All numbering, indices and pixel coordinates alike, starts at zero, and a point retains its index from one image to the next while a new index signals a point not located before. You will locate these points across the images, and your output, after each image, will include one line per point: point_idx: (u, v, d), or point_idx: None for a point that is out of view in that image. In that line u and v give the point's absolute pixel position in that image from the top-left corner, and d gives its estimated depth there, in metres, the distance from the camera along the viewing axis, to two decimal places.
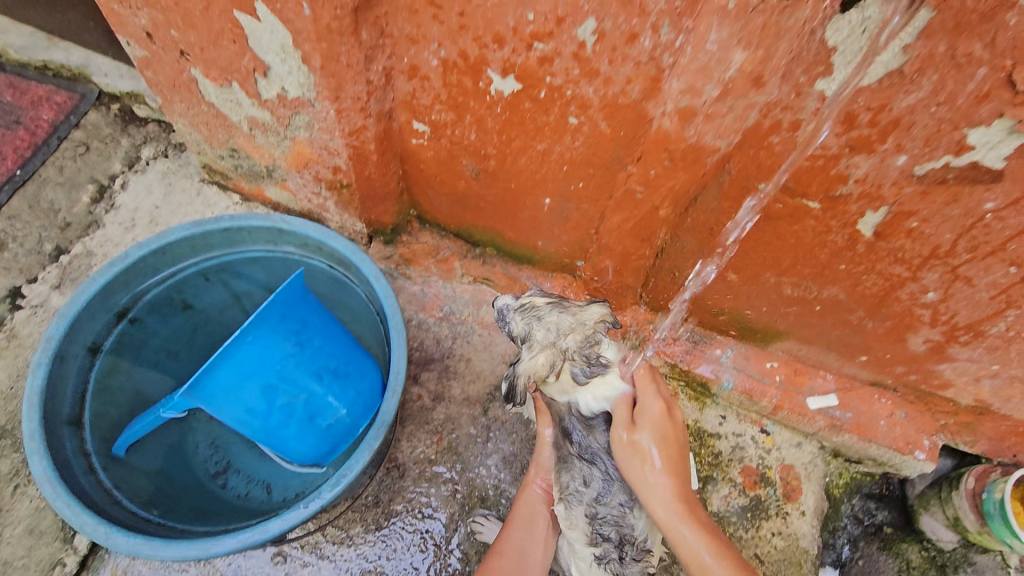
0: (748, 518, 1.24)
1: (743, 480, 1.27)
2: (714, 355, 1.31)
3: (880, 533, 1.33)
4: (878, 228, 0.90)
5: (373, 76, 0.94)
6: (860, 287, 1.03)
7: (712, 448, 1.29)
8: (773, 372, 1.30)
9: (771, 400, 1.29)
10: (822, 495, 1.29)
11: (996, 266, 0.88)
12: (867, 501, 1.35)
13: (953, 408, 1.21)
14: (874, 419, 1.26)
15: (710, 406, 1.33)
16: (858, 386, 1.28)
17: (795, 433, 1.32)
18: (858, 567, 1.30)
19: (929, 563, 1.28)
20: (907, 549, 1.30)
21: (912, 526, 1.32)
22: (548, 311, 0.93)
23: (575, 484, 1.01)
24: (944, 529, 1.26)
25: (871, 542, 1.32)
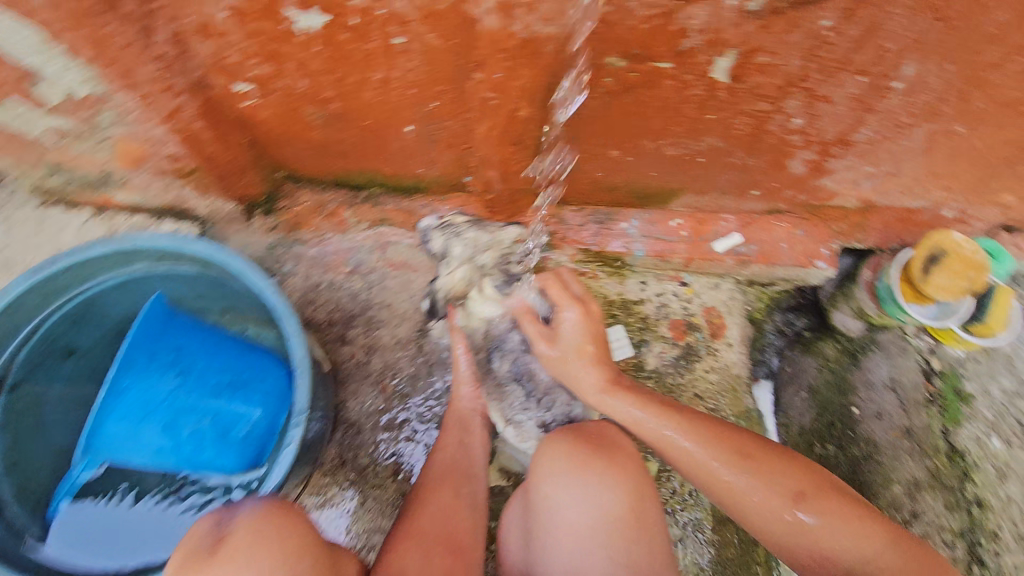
0: (682, 364, 1.36)
1: (672, 333, 1.37)
2: (621, 230, 1.32)
3: (801, 337, 1.47)
4: (732, 72, 0.89)
5: (161, 48, 0.83)
6: (733, 131, 1.04)
7: (639, 314, 1.38)
8: (679, 229, 1.33)
9: (682, 256, 1.33)
10: (744, 323, 1.41)
11: (846, 79, 0.90)
12: (787, 313, 1.48)
13: (842, 213, 1.28)
14: (776, 245, 1.32)
15: (630, 276, 1.39)
16: (757, 218, 1.34)
17: (711, 277, 1.40)
18: (786, 372, 1.45)
19: (841, 352, 1.43)
20: (823, 346, 1.43)
21: (826, 324, 1.45)
22: (464, 229, 1.24)
23: (516, 407, 1.20)
24: (852, 320, 1.38)
25: (795, 348, 1.47)
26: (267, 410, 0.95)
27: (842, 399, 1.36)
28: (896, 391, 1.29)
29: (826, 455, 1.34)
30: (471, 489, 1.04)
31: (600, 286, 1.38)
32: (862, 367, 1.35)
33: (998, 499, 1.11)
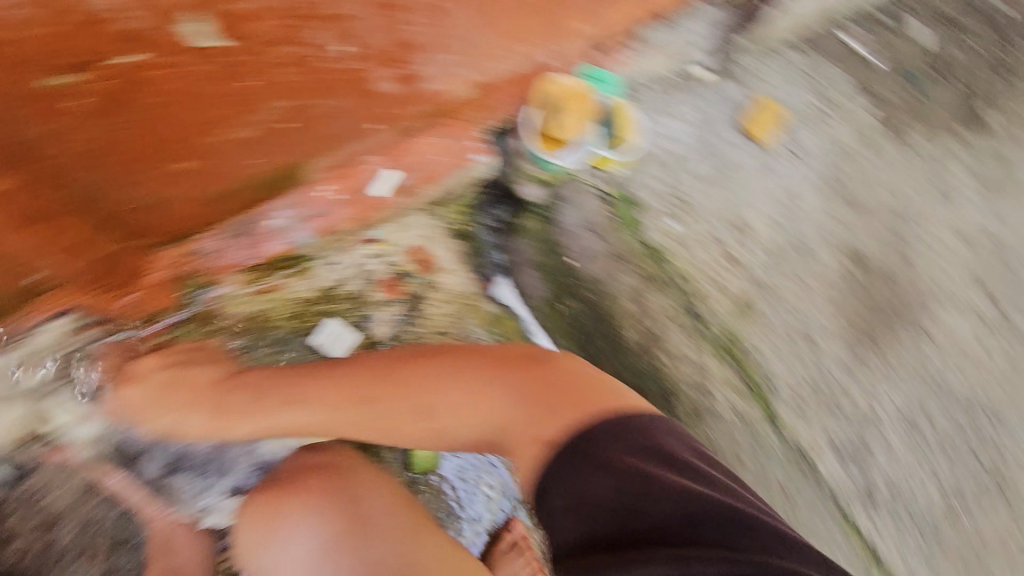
0: (411, 314, 1.31)
1: (385, 292, 1.29)
2: (268, 229, 1.16)
3: (507, 226, 1.41)
4: (214, 31, 1.05)
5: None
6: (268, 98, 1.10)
7: (344, 294, 1.26)
8: (326, 196, 1.18)
9: (345, 219, 1.22)
10: (456, 243, 1.38)
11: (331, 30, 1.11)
12: (490, 210, 1.39)
13: (463, 104, 1.26)
14: (429, 160, 1.27)
15: (314, 266, 1.23)
16: (395, 143, 1.22)
17: (395, 220, 1.29)
18: (511, 265, 1.41)
19: (541, 220, 1.42)
20: (527, 223, 1.41)
21: (520, 202, 1.40)
22: None
23: (192, 495, 1.23)
24: (536, 188, 1.40)
25: (509, 237, 1.41)
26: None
27: (556, 260, 1.42)
28: (591, 228, 1.42)
29: (573, 312, 1.42)
30: None
31: (286, 292, 1.22)
32: (558, 224, 1.42)
33: (692, 271, 1.44)
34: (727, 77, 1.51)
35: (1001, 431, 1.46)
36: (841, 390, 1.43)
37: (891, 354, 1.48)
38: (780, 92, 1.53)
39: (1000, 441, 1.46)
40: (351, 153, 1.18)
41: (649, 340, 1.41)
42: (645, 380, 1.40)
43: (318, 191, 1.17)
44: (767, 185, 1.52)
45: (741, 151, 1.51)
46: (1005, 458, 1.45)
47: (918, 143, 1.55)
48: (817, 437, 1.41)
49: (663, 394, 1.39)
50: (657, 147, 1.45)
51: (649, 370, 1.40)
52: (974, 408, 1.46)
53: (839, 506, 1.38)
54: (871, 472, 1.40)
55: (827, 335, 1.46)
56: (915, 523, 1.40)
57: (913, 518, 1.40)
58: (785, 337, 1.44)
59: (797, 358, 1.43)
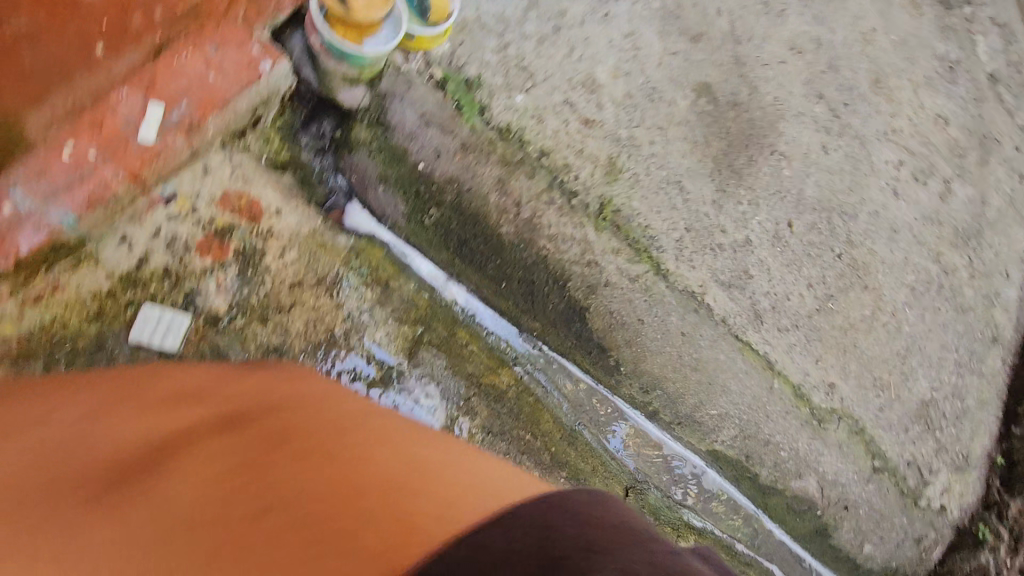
0: (251, 274, 1.06)
1: (209, 258, 1.03)
2: (16, 217, 0.89)
3: (337, 141, 1.22)
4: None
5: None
6: None
7: (155, 273, 0.98)
8: (85, 152, 0.92)
9: (120, 181, 0.94)
10: (281, 177, 1.14)
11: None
12: (308, 128, 1.19)
13: (224, 1, 1.01)
14: (204, 80, 0.99)
15: (100, 250, 0.96)
16: (148, 69, 0.95)
17: (189, 167, 1.03)
18: (356, 183, 1.24)
19: (373, 127, 1.23)
20: (358, 134, 1.23)
21: (344, 110, 1.21)
22: None
23: None
24: (354, 89, 1.18)
25: (343, 153, 1.22)
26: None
27: (405, 168, 1.26)
28: (431, 123, 1.25)
29: (440, 221, 1.28)
30: None
31: (72, 291, 0.93)
32: (393, 126, 1.24)
33: (550, 143, 1.34)
34: None
35: (850, 221, 1.59)
36: (715, 225, 1.46)
37: (749, 177, 1.52)
38: None
39: (850, 230, 1.59)
40: (97, 92, 0.94)
41: (527, 231, 1.31)
42: (531, 272, 1.32)
43: (70, 149, 0.92)
44: (603, 32, 1.44)
45: None
46: (858, 244, 1.59)
47: None
48: (703, 276, 1.43)
49: (552, 280, 1.33)
50: (475, 12, 1.33)
51: (533, 259, 1.32)
52: (825, 206, 1.58)
53: (735, 336, 1.44)
54: (753, 293, 1.47)
55: (692, 176, 1.46)
56: (799, 328, 1.50)
57: (797, 324, 1.50)
58: (656, 187, 1.42)
59: (671, 207, 1.42)
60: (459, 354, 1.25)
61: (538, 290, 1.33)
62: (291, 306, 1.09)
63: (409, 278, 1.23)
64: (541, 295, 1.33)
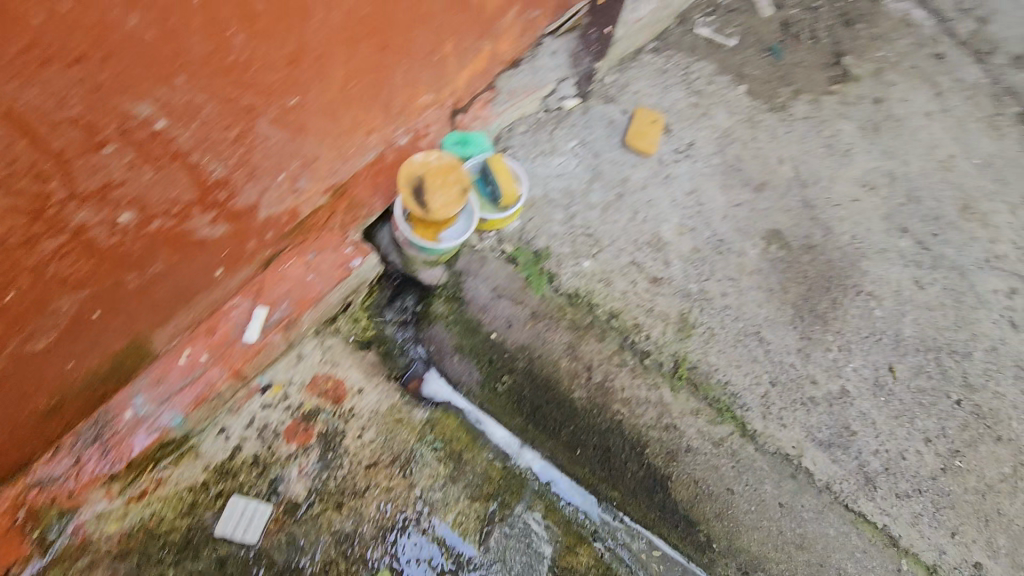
0: (330, 457, 1.12)
1: (297, 441, 1.12)
2: (134, 418, 1.03)
3: (420, 314, 1.31)
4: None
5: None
6: (75, 276, 0.79)
7: (246, 460, 1.09)
8: (194, 360, 1.07)
9: (222, 380, 1.07)
10: (363, 356, 1.23)
11: (97, 160, 0.71)
12: (393, 304, 1.31)
13: (329, 211, 1.17)
14: (304, 283, 1.15)
15: (201, 441, 1.08)
16: (259, 279, 1.12)
17: (283, 358, 1.18)
18: (436, 353, 1.29)
19: (452, 301, 1.33)
20: (437, 307, 1.32)
21: (426, 287, 1.32)
22: None
23: None
24: (432, 271, 1.32)
25: (422, 325, 1.30)
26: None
27: (477, 337, 1.31)
28: (502, 294, 1.34)
29: (512, 387, 1.29)
30: None
31: (173, 484, 1.04)
32: (468, 300, 1.33)
33: (619, 305, 1.37)
34: (591, 101, 1.59)
35: (964, 361, 1.43)
36: (803, 377, 1.37)
37: (836, 321, 1.44)
38: (647, 101, 1.62)
39: (966, 371, 1.43)
40: (212, 305, 1.07)
41: (600, 395, 1.30)
42: (607, 437, 1.28)
43: (185, 356, 1.07)
44: (666, 193, 1.52)
45: (632, 167, 1.53)
46: (980, 387, 1.41)
47: (788, 105, 1.66)
48: (798, 435, 1.33)
49: (629, 446, 1.28)
50: (543, 189, 1.47)
51: (606, 423, 1.28)
52: (929, 347, 1.44)
53: (844, 506, 1.29)
54: (859, 453, 1.33)
55: (771, 326, 1.41)
56: (924, 494, 1.32)
57: (920, 489, 1.32)
58: (733, 340, 1.38)
59: (752, 360, 1.36)
60: (532, 535, 1.16)
61: (614, 458, 1.27)
62: (367, 488, 1.11)
63: (484, 448, 1.22)
64: (616, 463, 1.27)
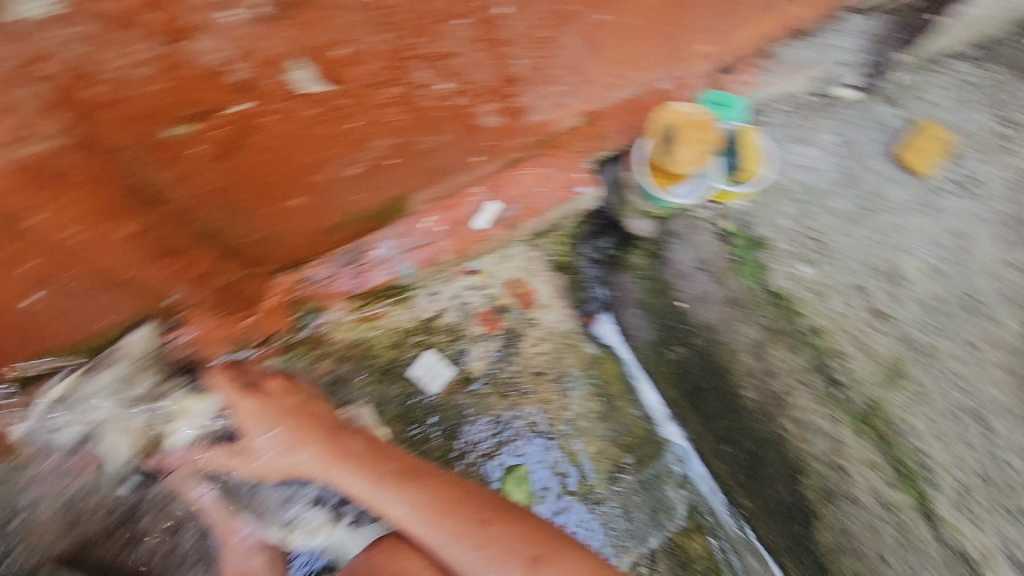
0: (509, 352, 1.26)
1: (483, 326, 1.26)
2: (377, 257, 1.12)
3: (614, 258, 1.38)
4: (325, 77, 0.88)
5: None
6: (389, 122, 0.95)
7: (442, 326, 1.24)
8: (432, 227, 1.16)
9: (448, 250, 1.18)
10: (554, 276, 1.34)
11: (448, 29, 0.94)
12: (595, 240, 1.36)
13: (577, 133, 1.18)
14: (534, 194, 1.22)
15: (415, 296, 1.22)
16: (501, 177, 1.16)
17: (496, 251, 1.27)
18: (616, 298, 1.38)
19: (650, 257, 1.34)
20: (633, 259, 1.35)
21: (630, 235, 1.36)
22: (85, 390, 0.95)
23: (278, 507, 1.13)
24: (643, 222, 1.31)
25: (616, 271, 1.36)
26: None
27: (665, 301, 1.32)
28: (704, 268, 1.30)
29: (682, 359, 1.29)
30: None
31: (387, 321, 1.20)
32: (670, 262, 1.32)
33: (826, 323, 1.24)
34: (873, 99, 1.39)
35: None
36: None
37: None
38: (936, 112, 1.38)
39: None
40: (460, 185, 1.13)
41: (771, 405, 1.22)
42: (763, 447, 1.22)
43: (426, 221, 1.13)
44: (926, 226, 1.31)
45: (893, 184, 1.34)
46: None
47: None
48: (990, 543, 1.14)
49: (784, 467, 1.21)
50: (787, 179, 1.33)
51: (772, 435, 1.21)
52: None
53: None
54: None
55: (1003, 415, 1.19)
56: None
57: None
58: (947, 411, 1.19)
59: (962, 443, 1.17)
60: (655, 495, 1.29)
61: (762, 470, 1.23)
62: (529, 389, 1.25)
63: (635, 405, 1.31)
64: (763, 476, 1.23)
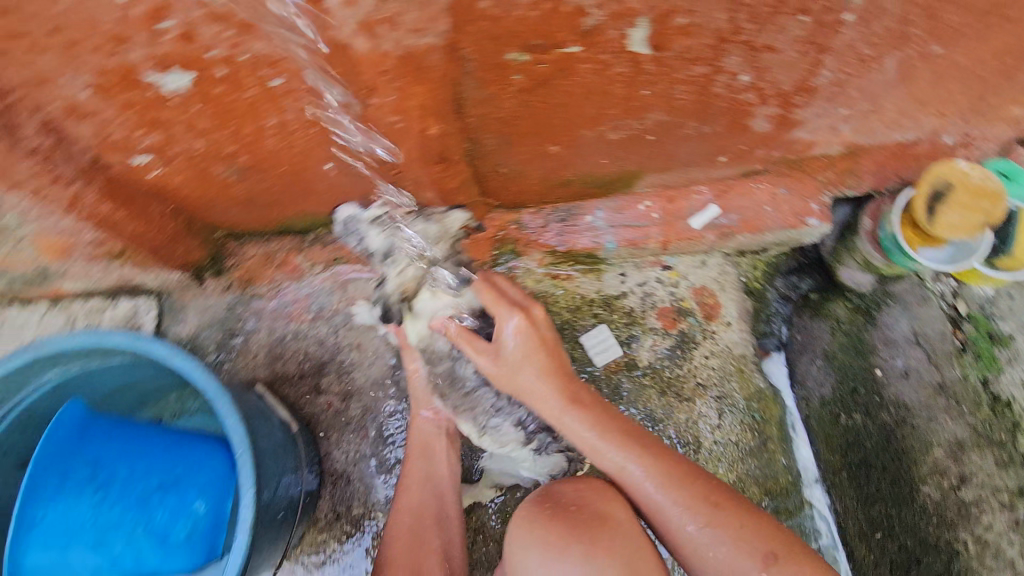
0: (679, 355, 1.24)
1: (662, 323, 1.25)
2: (587, 223, 1.22)
3: (808, 301, 1.33)
4: (653, 42, 0.79)
5: (36, 141, 0.78)
6: (676, 103, 0.93)
7: (623, 309, 1.26)
8: (649, 212, 1.22)
9: (657, 240, 1.22)
10: (742, 297, 1.30)
11: (787, 22, 0.79)
12: (788, 277, 1.35)
13: (828, 163, 1.14)
14: (759, 210, 1.21)
15: (607, 270, 1.26)
16: (734, 185, 1.21)
17: (695, 254, 1.28)
18: (799, 342, 1.33)
19: (856, 312, 1.28)
20: (833, 308, 1.30)
21: (835, 282, 1.30)
22: (410, 220, 1.13)
23: (490, 411, 1.12)
24: (862, 275, 1.24)
25: (803, 314, 1.33)
26: (211, 502, 0.75)
27: (862, 363, 1.24)
28: (920, 343, 1.19)
29: (855, 428, 1.23)
30: (445, 539, 0.98)
31: (573, 285, 1.26)
32: (880, 323, 1.25)
33: None
34: None
35: None
36: None
37: None
38: None
39: None
40: (690, 180, 1.19)
41: (953, 512, 1.10)
42: (926, 552, 1.11)
43: (644, 205, 1.22)
44: None
45: None
46: None
47: None
48: None
49: None
50: None
51: (952, 549, 1.08)
52: None
53: None
54: None
55: None
56: None
57: None
58: None
59: None
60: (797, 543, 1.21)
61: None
62: (688, 399, 1.23)
63: (783, 454, 1.24)
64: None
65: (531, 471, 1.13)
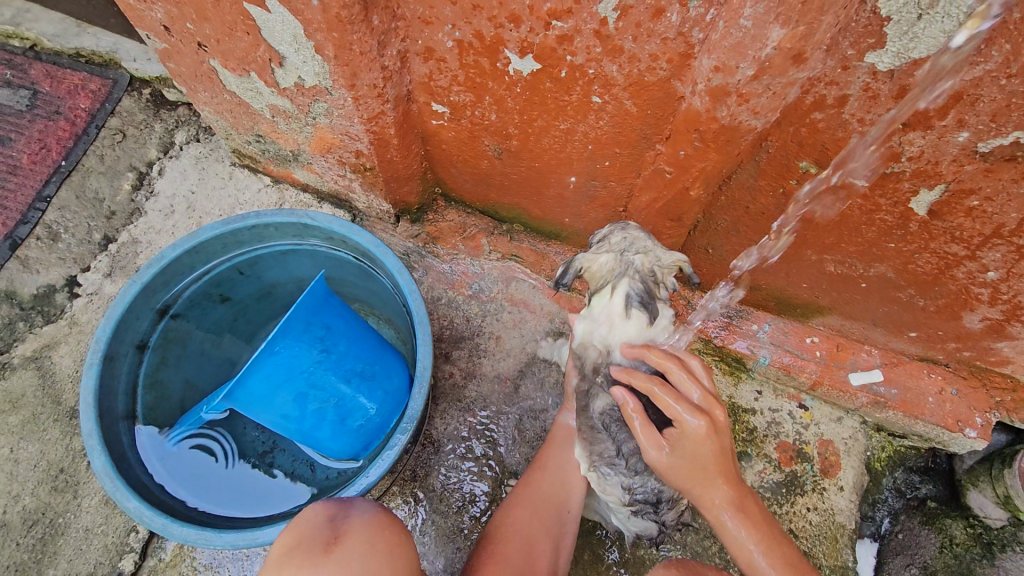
0: (783, 493, 1.23)
1: (778, 455, 1.25)
2: (750, 331, 1.28)
3: (923, 506, 1.29)
4: (933, 207, 0.83)
5: (388, 62, 0.91)
6: (911, 266, 0.97)
7: (746, 424, 1.27)
8: (813, 348, 1.26)
9: (810, 376, 1.25)
10: (862, 470, 1.26)
11: None
12: (911, 474, 1.32)
13: (1011, 386, 1.13)
14: (921, 396, 1.21)
15: (745, 381, 1.30)
16: (906, 362, 1.23)
17: (835, 407, 1.28)
18: (897, 540, 1.27)
19: (974, 540, 1.21)
20: (951, 525, 1.24)
21: (959, 501, 1.26)
22: (634, 229, 1.02)
23: (605, 456, 1.04)
24: (992, 506, 1.20)
25: (913, 516, 1.28)
26: (382, 410, 0.99)
27: None
28: None
29: None
30: (561, 531, 1.06)
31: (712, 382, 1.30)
32: (998, 565, 1.18)
33: None
34: None
35: None
36: None
37: None
38: None
39: None
40: (865, 338, 1.23)
41: None
42: None
43: (811, 339, 1.27)
44: None
45: None
46: None
47: None
48: None
49: None
50: None
51: None
52: None
53: None
54: None
55: None
56: None
57: None
58: None
59: None
60: None
61: None
62: None
63: None
64: None
65: (621, 522, 1.08)
